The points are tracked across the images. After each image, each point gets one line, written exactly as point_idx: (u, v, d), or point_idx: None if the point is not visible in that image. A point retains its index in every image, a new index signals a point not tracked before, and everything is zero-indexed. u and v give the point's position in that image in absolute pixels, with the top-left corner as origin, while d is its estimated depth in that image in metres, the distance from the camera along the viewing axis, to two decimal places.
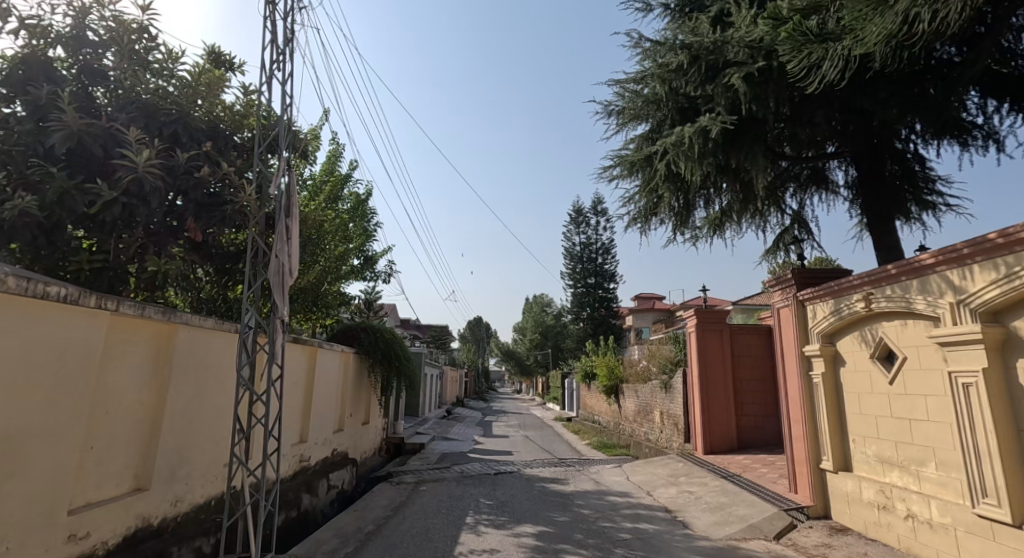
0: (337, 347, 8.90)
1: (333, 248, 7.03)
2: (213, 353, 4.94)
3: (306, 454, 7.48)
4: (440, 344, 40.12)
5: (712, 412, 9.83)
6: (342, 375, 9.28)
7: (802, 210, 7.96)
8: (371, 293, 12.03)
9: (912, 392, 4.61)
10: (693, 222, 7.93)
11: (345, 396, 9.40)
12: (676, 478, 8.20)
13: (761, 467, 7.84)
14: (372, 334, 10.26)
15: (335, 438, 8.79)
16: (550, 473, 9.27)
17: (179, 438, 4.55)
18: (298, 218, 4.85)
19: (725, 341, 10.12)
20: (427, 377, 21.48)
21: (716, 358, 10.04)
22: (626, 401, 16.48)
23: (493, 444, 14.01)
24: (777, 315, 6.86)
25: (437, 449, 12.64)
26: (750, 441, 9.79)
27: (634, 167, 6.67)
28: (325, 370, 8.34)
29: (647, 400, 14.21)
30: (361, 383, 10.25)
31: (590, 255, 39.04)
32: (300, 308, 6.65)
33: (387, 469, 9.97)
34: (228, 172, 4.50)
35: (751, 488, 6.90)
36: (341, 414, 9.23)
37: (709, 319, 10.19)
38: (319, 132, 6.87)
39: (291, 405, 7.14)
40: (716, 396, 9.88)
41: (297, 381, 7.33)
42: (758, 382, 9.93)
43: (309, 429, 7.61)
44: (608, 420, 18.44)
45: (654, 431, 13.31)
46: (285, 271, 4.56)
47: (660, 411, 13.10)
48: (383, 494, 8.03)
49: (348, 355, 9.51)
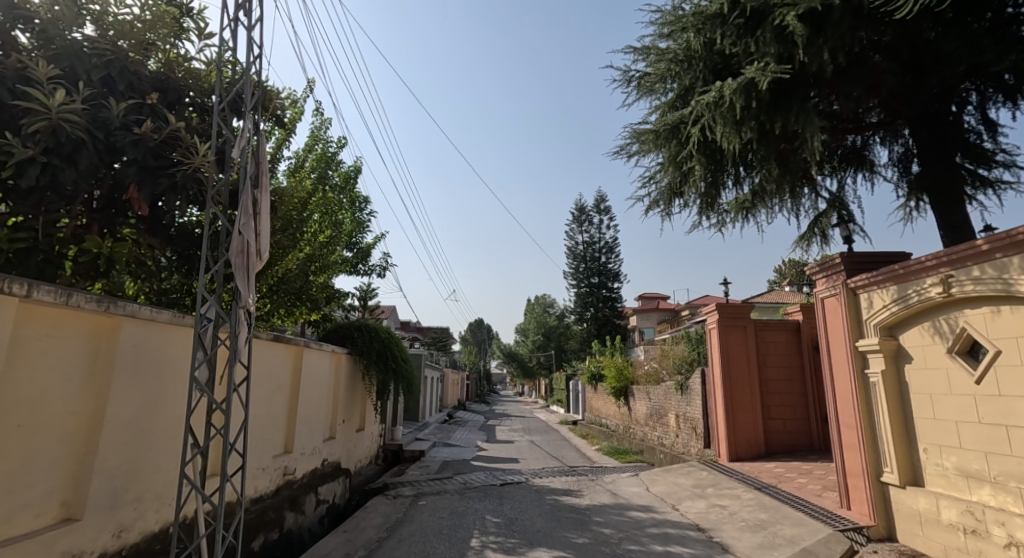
0: (328, 347, 8.12)
1: (319, 236, 6.25)
2: (167, 352, 4.15)
3: (291, 466, 6.69)
4: (440, 345, 39.43)
5: (737, 416, 9.03)
6: (334, 378, 8.51)
7: (840, 191, 7.17)
8: (365, 290, 11.25)
9: (1007, 393, 3.84)
10: (719, 204, 7.15)
11: (337, 400, 8.62)
12: (703, 489, 7.39)
13: (798, 477, 7.03)
14: (366, 333, 9.49)
15: (326, 447, 8.03)
16: (562, 484, 8.48)
17: (123, 455, 3.76)
18: (268, 190, 4.07)
19: (749, 338, 9.33)
20: (427, 380, 20.73)
21: (739, 357, 9.26)
22: (637, 404, 15.69)
23: (497, 450, 13.23)
24: (818, 306, 6.09)
25: (439, 457, 11.87)
26: (780, 448, 8.95)
27: (659, 140, 5.89)
28: (313, 372, 7.58)
29: (661, 402, 13.42)
30: (356, 387, 9.50)
31: (593, 255, 38.27)
32: (282, 303, 5.86)
33: (384, 479, 9.18)
34: (176, 128, 3.78)
35: (793, 503, 6.10)
36: (333, 420, 8.47)
37: (730, 316, 9.42)
38: (302, 104, 6.11)
39: (274, 411, 6.38)
40: (741, 398, 9.09)
41: (280, 384, 6.56)
42: (787, 383, 9.12)
43: (294, 438, 6.84)
44: (617, 423, 17.64)
45: (669, 436, 12.51)
46: (250, 251, 3.77)
47: (675, 414, 12.30)
48: (378, 509, 7.22)
49: (340, 356, 8.74)
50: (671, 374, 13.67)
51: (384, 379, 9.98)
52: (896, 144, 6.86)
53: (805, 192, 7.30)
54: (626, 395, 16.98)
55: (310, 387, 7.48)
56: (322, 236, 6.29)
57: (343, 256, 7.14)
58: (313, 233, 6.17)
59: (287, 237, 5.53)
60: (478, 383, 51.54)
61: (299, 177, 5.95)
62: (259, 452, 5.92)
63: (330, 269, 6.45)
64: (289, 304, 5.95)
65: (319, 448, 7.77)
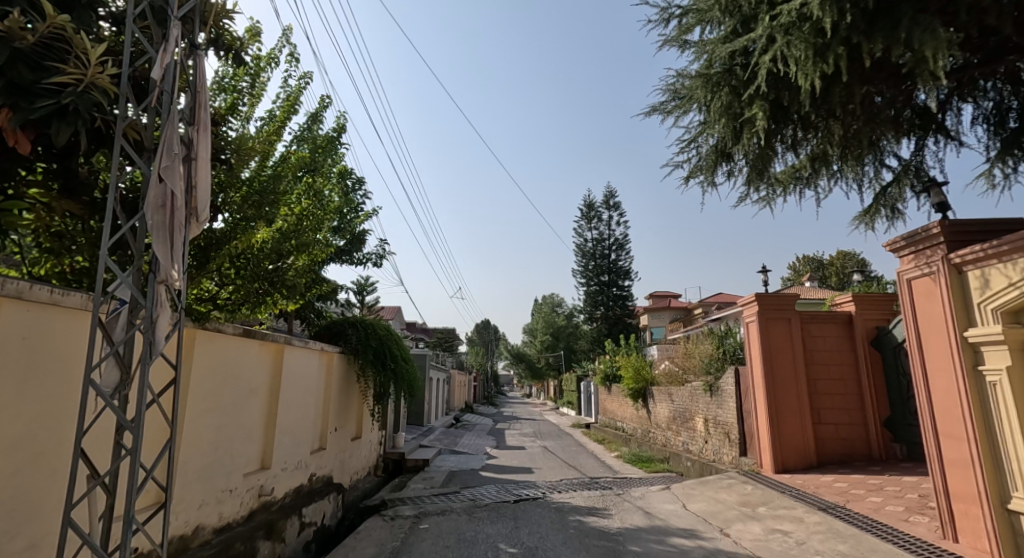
0: (315, 344, 7.09)
1: (296, 209, 5.24)
2: (75, 348, 3.11)
3: (268, 486, 5.66)
4: (445, 347, 38.49)
5: (782, 421, 7.93)
6: (324, 381, 7.49)
7: (914, 156, 6.08)
8: (361, 283, 10.21)
9: None
10: (770, 173, 6.06)
11: (327, 405, 7.58)
12: (753, 509, 6.30)
13: (870, 495, 5.94)
14: (361, 330, 8.47)
15: (314, 460, 7.00)
16: (585, 500, 7.44)
17: (8, 487, 2.74)
18: (207, 129, 3.03)
19: (794, 331, 8.24)
20: (432, 382, 19.74)
21: (784, 354, 8.17)
22: (657, 407, 14.58)
23: (508, 457, 12.19)
24: (899, 287, 5.00)
25: (445, 466, 10.85)
26: (834, 457, 7.82)
27: (707, 86, 4.84)
28: (298, 373, 6.58)
29: (686, 404, 12.35)
30: (352, 391, 8.48)
31: (602, 251, 37.02)
32: (252, 290, 4.82)
33: (383, 495, 8.15)
34: (55, 20, 2.77)
35: (874, 530, 5.00)
36: (323, 429, 7.46)
37: (771, 307, 8.33)
38: (277, 51, 5.10)
39: (247, 420, 5.36)
40: (786, 400, 7.99)
41: (254, 387, 5.53)
42: (839, 382, 8.00)
43: (272, 450, 5.81)
44: (635, 427, 16.57)
45: (697, 442, 11.43)
46: (177, 206, 2.73)
47: (704, 418, 11.22)
48: (373, 534, 6.17)
49: (332, 356, 7.72)
50: (697, 373, 12.59)
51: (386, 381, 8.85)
52: (985, 99, 5.76)
53: (868, 159, 6.23)
54: (645, 397, 15.87)
55: (295, 392, 6.47)
56: (301, 209, 5.27)
57: (329, 238, 6.12)
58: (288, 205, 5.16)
59: (251, 205, 4.49)
60: (485, 385, 50.52)
61: (268, 135, 4.91)
62: (226, 471, 4.89)
63: (313, 250, 5.42)
64: (260, 292, 4.89)
65: (306, 461, 6.75)
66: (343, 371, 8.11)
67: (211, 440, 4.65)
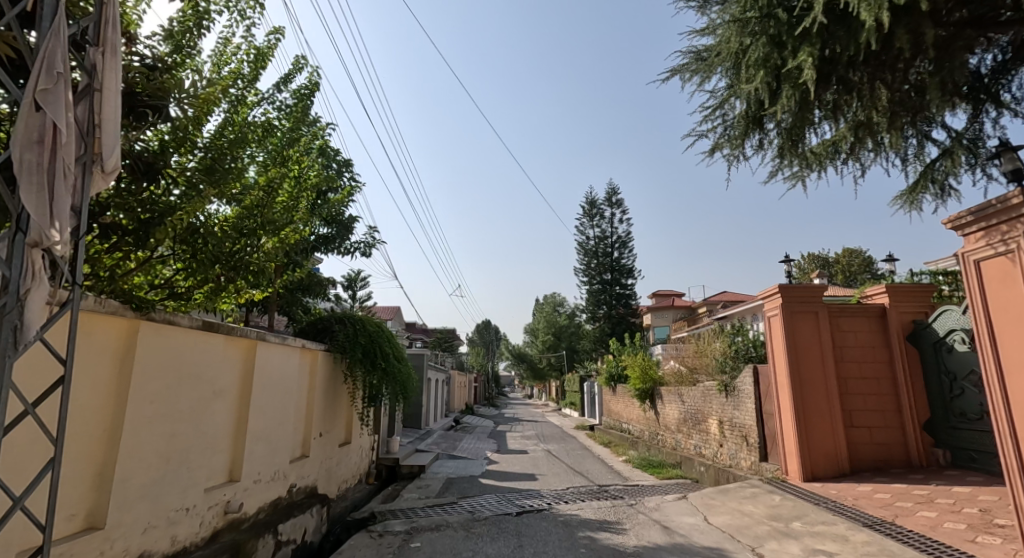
0: (297, 340, 6.40)
1: (263, 182, 4.57)
2: None
3: (236, 501, 4.95)
4: (445, 347, 37.86)
5: (811, 424, 7.23)
6: (306, 381, 6.78)
7: (966, 127, 5.39)
8: (352, 277, 9.52)
9: None
10: (804, 145, 5.37)
11: (311, 408, 6.88)
12: (786, 524, 5.58)
13: (922, 510, 5.23)
14: (349, 327, 7.77)
15: (295, 469, 6.31)
16: (595, 513, 6.74)
17: None
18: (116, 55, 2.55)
19: (822, 325, 7.54)
20: (430, 382, 19.06)
21: (811, 350, 7.47)
22: (666, 409, 13.88)
23: (510, 463, 11.50)
24: (963, 269, 4.33)
25: (443, 472, 10.16)
26: (869, 464, 7.13)
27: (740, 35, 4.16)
28: (276, 373, 5.88)
29: (698, 406, 11.66)
30: (339, 393, 7.77)
31: (605, 250, 36.20)
32: (207, 274, 4.14)
33: (373, 506, 7.45)
34: None
35: (936, 552, 4.30)
36: (305, 435, 6.77)
37: (796, 300, 7.65)
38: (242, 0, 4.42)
39: (211, 427, 4.67)
40: (814, 402, 7.30)
41: (221, 388, 4.83)
42: (873, 381, 7.32)
43: (242, 460, 5.10)
44: (641, 429, 15.89)
45: (712, 446, 10.74)
46: (61, 143, 2.27)
47: (719, 421, 10.53)
48: (359, 553, 5.47)
49: (316, 355, 7.02)
50: (709, 373, 11.90)
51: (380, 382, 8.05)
52: None
53: (913, 130, 5.55)
54: (652, 398, 15.17)
55: (272, 394, 5.79)
56: (271, 183, 4.61)
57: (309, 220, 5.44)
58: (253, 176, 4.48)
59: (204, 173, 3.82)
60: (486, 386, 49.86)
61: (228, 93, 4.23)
62: (183, 486, 4.19)
63: (285, 230, 4.75)
64: (216, 276, 4.19)
65: (285, 471, 6.05)
66: (329, 370, 7.41)
67: (162, 451, 3.95)
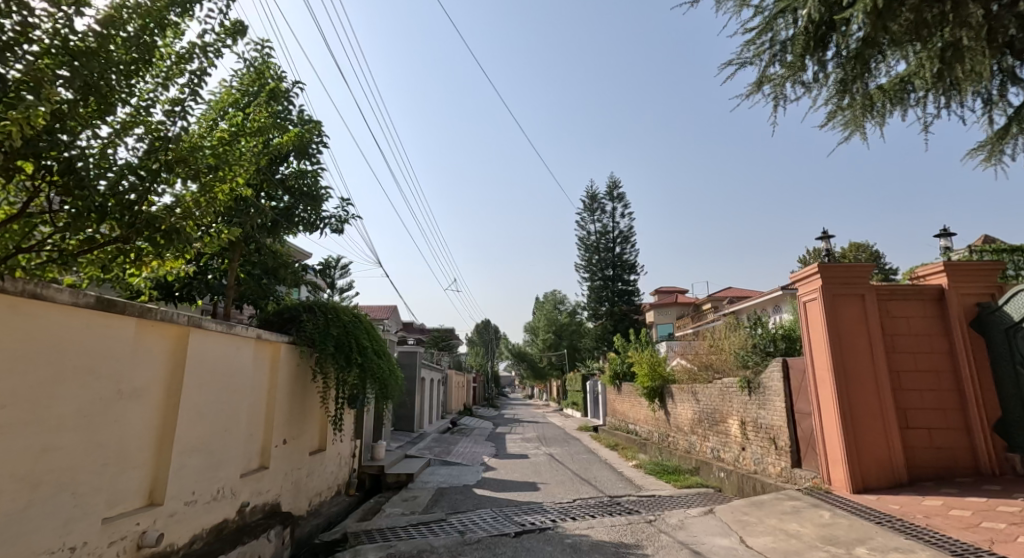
0: (252, 330, 5.34)
1: (176, 114, 3.54)
2: None
3: (156, 531, 3.86)
4: (442, 346, 36.86)
5: (860, 425, 6.18)
6: (264, 380, 5.72)
7: None
8: (327, 261, 8.48)
9: None
10: (865, 83, 4.44)
11: (270, 412, 5.81)
12: (849, 550, 4.52)
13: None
14: (320, 316, 6.71)
15: (249, 485, 5.23)
16: (609, 534, 5.68)
17: None
18: None
19: (871, 311, 6.49)
20: (424, 383, 17.96)
21: (857, 339, 6.43)
22: (678, 409, 12.84)
23: (510, 469, 10.45)
24: None
25: (435, 481, 9.11)
26: (929, 472, 6.06)
27: None
28: (222, 368, 4.81)
29: (717, 405, 10.60)
30: (308, 393, 6.70)
31: (606, 245, 35.11)
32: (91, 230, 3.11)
33: (349, 526, 6.38)
34: None
35: None
36: (263, 441, 5.71)
37: (838, 281, 6.60)
38: None
39: (119, 437, 3.60)
40: (863, 398, 6.26)
41: (136, 388, 3.77)
42: (931, 375, 6.27)
43: (168, 478, 4.03)
44: (650, 430, 14.84)
45: (733, 449, 9.69)
46: None
47: (741, 421, 9.47)
48: None
49: (278, 348, 5.96)
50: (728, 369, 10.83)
51: (359, 379, 6.93)
52: None
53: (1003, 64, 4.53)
54: (662, 398, 14.12)
55: (217, 394, 4.73)
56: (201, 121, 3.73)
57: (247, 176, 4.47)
58: (161, 106, 3.50)
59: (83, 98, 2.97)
60: (485, 386, 48.83)
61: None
62: (67, 517, 3.12)
63: (209, 180, 3.74)
64: (100, 237, 3.23)
65: (236, 486, 5.01)
66: (296, 367, 6.35)
67: (27, 472, 2.87)
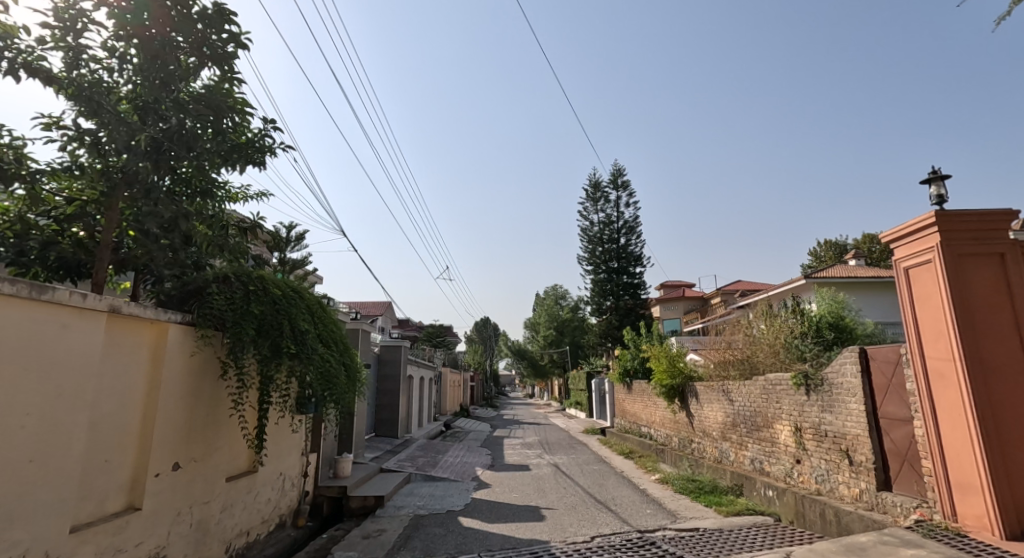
0: (106, 300, 3.46)
1: None
2: None
3: None
4: (438, 342, 35.08)
5: (1006, 438, 4.39)
6: (136, 379, 3.84)
7: None
8: (277, 232, 7.24)
9: None
10: None
11: (147, 424, 3.92)
12: None
13: None
14: (237, 287, 4.81)
15: (93, 542, 3.35)
16: None
17: None
18: None
19: (1010, 276, 4.67)
20: (414, 381, 16.06)
21: (993, 316, 4.62)
22: (705, 411, 10.94)
23: (508, 486, 8.53)
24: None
25: (412, 506, 7.20)
26: None
27: None
28: (29, 358, 2.94)
29: (761, 406, 8.69)
30: (223, 397, 4.77)
31: (611, 235, 33.17)
32: None
33: None
34: None
35: None
36: (133, 469, 3.82)
37: (964, 237, 4.74)
38: None
39: None
40: (1006, 400, 4.46)
41: None
42: None
43: None
44: (670, 434, 12.94)
45: (787, 462, 7.77)
46: None
47: (797, 427, 7.55)
48: None
49: (164, 331, 4.07)
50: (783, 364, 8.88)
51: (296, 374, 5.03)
52: None
53: None
54: (683, 398, 12.18)
55: (15, 402, 2.84)
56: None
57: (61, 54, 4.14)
58: None
59: None
60: (484, 384, 46.99)
61: None
62: None
63: None
64: None
65: (63, 549, 3.11)
66: (197, 359, 4.42)
67: None
